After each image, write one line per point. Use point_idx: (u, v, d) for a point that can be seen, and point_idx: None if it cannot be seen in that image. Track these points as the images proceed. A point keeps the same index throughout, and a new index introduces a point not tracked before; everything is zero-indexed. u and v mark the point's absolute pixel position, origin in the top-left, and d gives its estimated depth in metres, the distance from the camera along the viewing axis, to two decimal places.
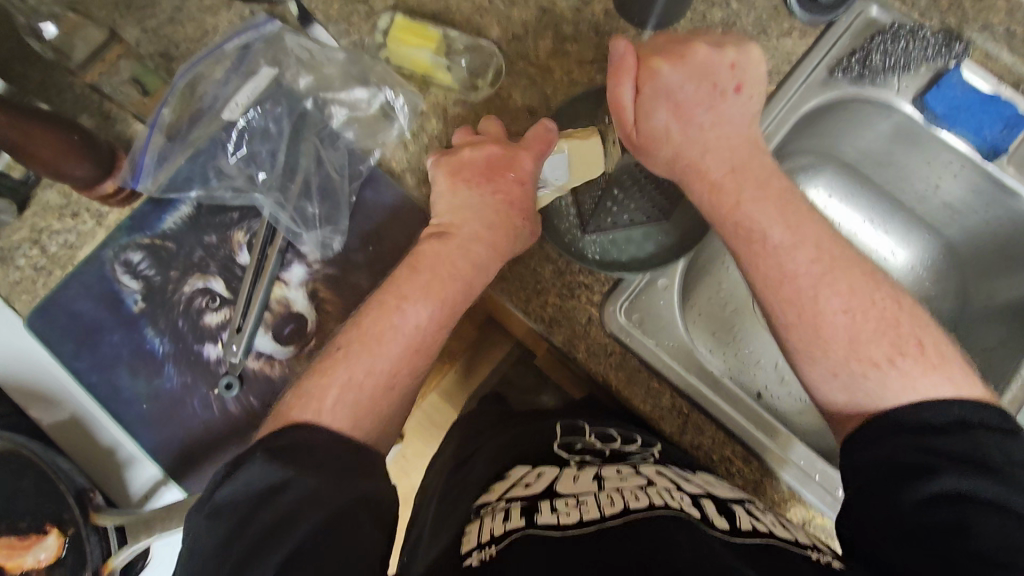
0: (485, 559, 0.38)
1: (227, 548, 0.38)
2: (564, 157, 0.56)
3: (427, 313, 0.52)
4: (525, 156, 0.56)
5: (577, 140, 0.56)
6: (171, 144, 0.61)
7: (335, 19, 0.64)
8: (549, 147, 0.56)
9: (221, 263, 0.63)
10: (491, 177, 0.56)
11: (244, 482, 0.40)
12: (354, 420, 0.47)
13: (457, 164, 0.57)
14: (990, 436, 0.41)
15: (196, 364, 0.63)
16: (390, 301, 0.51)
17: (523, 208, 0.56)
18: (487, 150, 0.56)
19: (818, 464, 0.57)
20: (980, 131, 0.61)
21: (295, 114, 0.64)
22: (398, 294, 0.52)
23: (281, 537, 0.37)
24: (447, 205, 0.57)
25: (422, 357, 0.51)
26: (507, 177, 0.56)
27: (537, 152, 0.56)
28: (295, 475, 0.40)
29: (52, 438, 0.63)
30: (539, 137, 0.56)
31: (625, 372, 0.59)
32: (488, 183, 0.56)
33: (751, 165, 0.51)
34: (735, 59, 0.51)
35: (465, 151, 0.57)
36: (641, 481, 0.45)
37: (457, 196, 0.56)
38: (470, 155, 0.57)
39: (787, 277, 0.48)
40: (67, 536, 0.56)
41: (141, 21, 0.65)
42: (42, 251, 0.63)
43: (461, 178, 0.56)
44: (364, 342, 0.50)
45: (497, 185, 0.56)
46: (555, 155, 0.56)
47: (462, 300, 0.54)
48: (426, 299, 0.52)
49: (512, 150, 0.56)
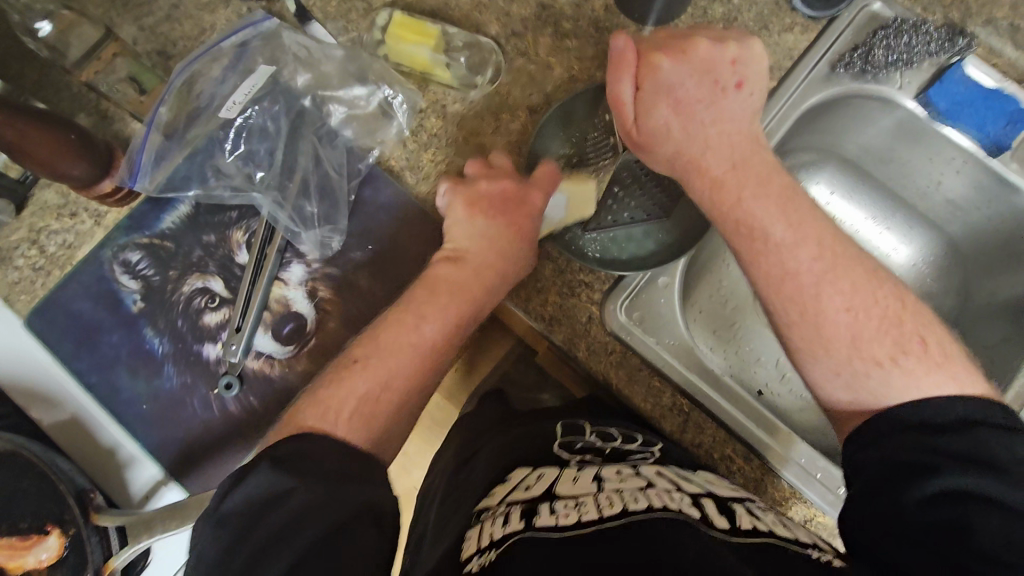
0: (484, 564, 0.38)
1: (228, 558, 0.38)
2: (560, 199, 0.59)
3: (443, 334, 0.52)
4: (538, 193, 0.56)
5: (574, 182, 0.59)
6: (168, 142, 0.60)
7: (333, 16, 0.64)
8: (554, 185, 0.57)
9: (219, 263, 0.63)
10: (505, 211, 0.56)
11: (248, 488, 0.40)
12: (368, 429, 0.48)
13: (472, 194, 0.57)
14: (993, 434, 0.40)
15: (196, 364, 0.63)
16: (405, 316, 0.52)
17: (535, 237, 0.56)
18: (503, 185, 0.57)
19: (820, 462, 0.57)
20: (984, 127, 0.61)
21: (292, 112, 0.63)
22: (414, 311, 0.52)
23: (284, 541, 0.37)
24: (464, 233, 0.57)
25: (422, 358, 0.51)
26: (521, 212, 0.56)
27: (547, 189, 0.57)
28: (300, 482, 0.40)
29: (53, 438, 0.63)
30: (547, 175, 0.57)
31: (625, 370, 0.59)
32: (503, 217, 0.56)
33: (753, 162, 0.51)
34: (736, 55, 0.51)
35: (481, 184, 0.57)
36: (640, 482, 0.45)
37: (473, 226, 0.56)
38: (486, 188, 0.57)
39: (790, 274, 0.48)
40: (67, 537, 0.56)
41: (138, 19, 0.64)
42: (41, 251, 0.63)
43: (477, 211, 0.56)
44: (365, 344, 0.50)
45: (511, 219, 0.56)
46: (556, 195, 0.58)
47: (474, 321, 0.54)
48: (443, 320, 0.52)
49: (526, 188, 0.56)
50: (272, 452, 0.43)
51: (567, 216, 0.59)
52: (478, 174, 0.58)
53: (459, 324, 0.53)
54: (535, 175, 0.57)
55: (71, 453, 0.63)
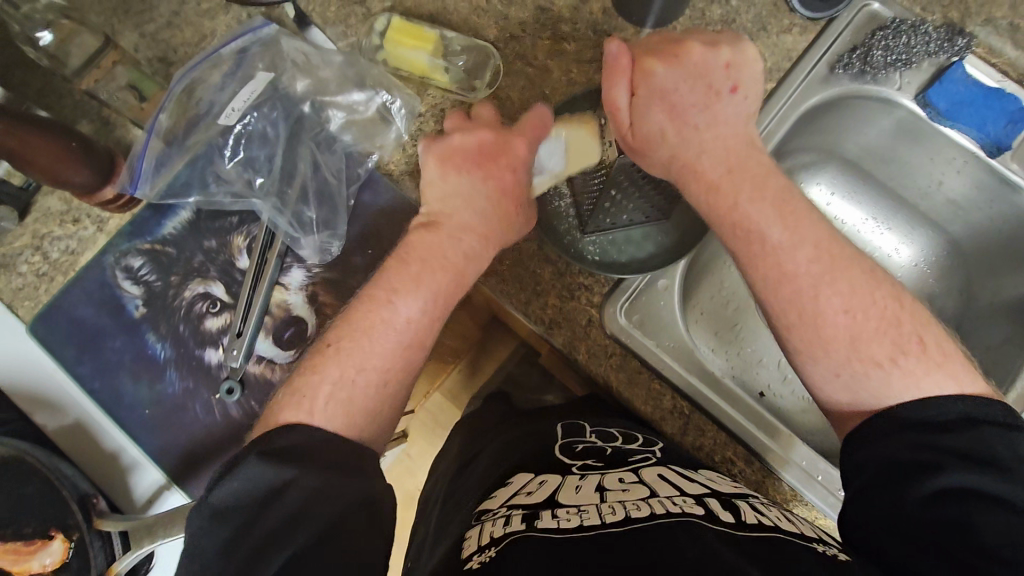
0: (485, 561, 0.38)
1: (230, 551, 0.38)
2: (558, 145, 0.58)
3: (419, 309, 0.51)
4: (520, 141, 0.56)
5: (572, 126, 0.58)
6: (169, 149, 0.60)
7: (333, 21, 0.64)
8: (540, 133, 0.57)
9: (221, 268, 0.63)
10: (483, 162, 0.56)
11: (244, 480, 0.40)
12: (347, 419, 0.47)
13: (448, 149, 0.56)
14: (994, 432, 0.40)
15: (198, 369, 0.63)
16: (380, 294, 0.51)
17: (515, 187, 0.56)
18: (480, 136, 0.56)
19: (820, 464, 0.57)
20: (983, 127, 0.61)
21: (291, 118, 0.64)
22: (387, 287, 0.52)
23: (287, 535, 0.38)
24: (436, 193, 0.56)
25: (416, 347, 0.51)
26: (499, 164, 0.56)
27: (531, 136, 0.57)
28: (296, 474, 0.40)
29: (56, 443, 0.64)
30: (535, 124, 0.57)
31: (625, 373, 0.59)
32: (479, 169, 0.56)
33: (748, 164, 0.51)
34: (729, 58, 0.51)
35: (455, 138, 0.56)
36: (643, 491, 0.44)
37: (447, 183, 0.56)
38: (461, 141, 0.56)
39: (787, 277, 0.48)
40: (71, 541, 0.57)
41: (139, 26, 0.65)
42: (44, 257, 0.64)
43: (451, 165, 0.56)
44: (354, 337, 0.50)
45: (488, 171, 0.56)
46: (552, 141, 0.58)
47: (454, 290, 0.53)
48: (415, 292, 0.51)
49: (506, 137, 0.56)
50: (269, 444, 0.42)
51: (567, 164, 0.58)
52: (456, 127, 0.57)
53: (437, 295, 0.52)
54: (521, 124, 0.57)
55: (74, 457, 0.64)
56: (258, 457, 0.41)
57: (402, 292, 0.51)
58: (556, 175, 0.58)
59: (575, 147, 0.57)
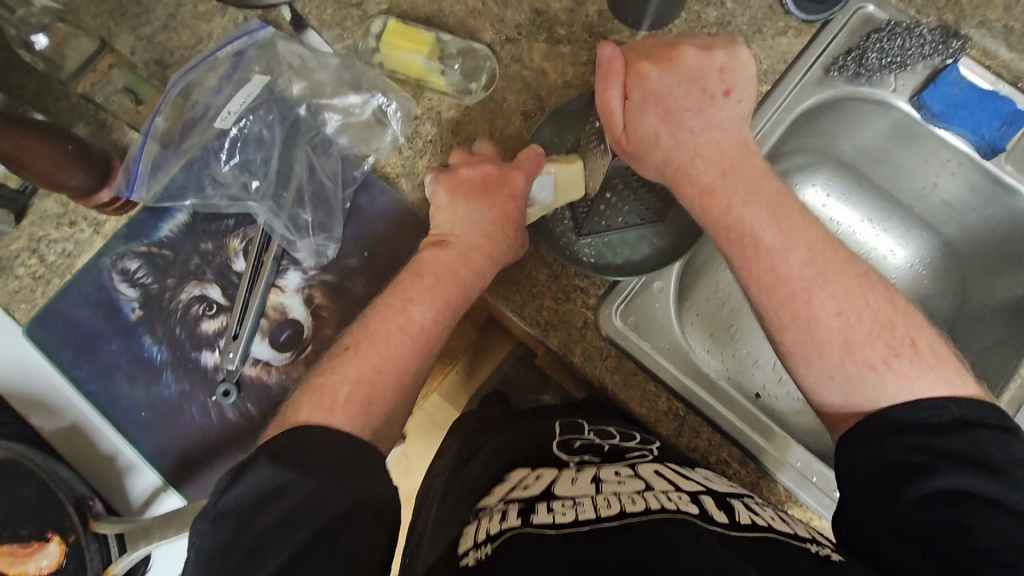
0: (481, 558, 0.38)
1: (227, 554, 0.38)
2: (549, 178, 0.57)
3: (431, 315, 0.52)
4: (520, 175, 0.56)
5: (564, 165, 0.57)
6: (165, 152, 0.61)
7: (329, 24, 0.64)
8: (538, 167, 0.57)
9: (217, 270, 0.64)
10: (486, 194, 0.56)
11: (248, 483, 0.40)
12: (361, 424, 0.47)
13: (454, 180, 0.57)
14: (988, 434, 0.40)
15: (194, 371, 0.63)
16: (396, 302, 0.52)
17: (518, 217, 0.56)
18: (485, 169, 0.57)
19: (815, 466, 0.57)
20: (978, 129, 0.61)
21: (288, 121, 0.64)
22: (402, 295, 0.53)
23: (284, 533, 0.38)
24: (447, 218, 0.57)
25: (415, 347, 0.51)
26: (500, 194, 0.56)
27: (529, 170, 0.56)
28: (295, 479, 0.40)
29: (53, 445, 0.64)
30: (531, 158, 0.57)
31: (621, 375, 0.59)
32: (484, 199, 0.56)
33: (742, 168, 0.51)
34: (723, 62, 0.51)
35: (462, 170, 0.57)
36: (638, 485, 0.45)
37: (455, 211, 0.56)
38: (468, 173, 0.57)
39: (782, 280, 0.48)
40: (67, 543, 0.57)
41: (135, 29, 0.65)
42: (41, 260, 0.64)
43: (458, 194, 0.56)
44: (362, 339, 0.51)
45: (493, 201, 0.56)
46: (543, 176, 0.57)
47: (464, 305, 0.54)
48: (429, 302, 0.53)
49: (507, 169, 0.56)
50: (268, 446, 0.43)
51: (557, 197, 0.58)
52: (461, 162, 0.58)
53: (447, 307, 0.53)
54: (520, 158, 0.57)
55: (70, 459, 0.64)
56: (263, 459, 0.41)
57: None
58: (546, 207, 0.58)
59: (566, 180, 0.57)
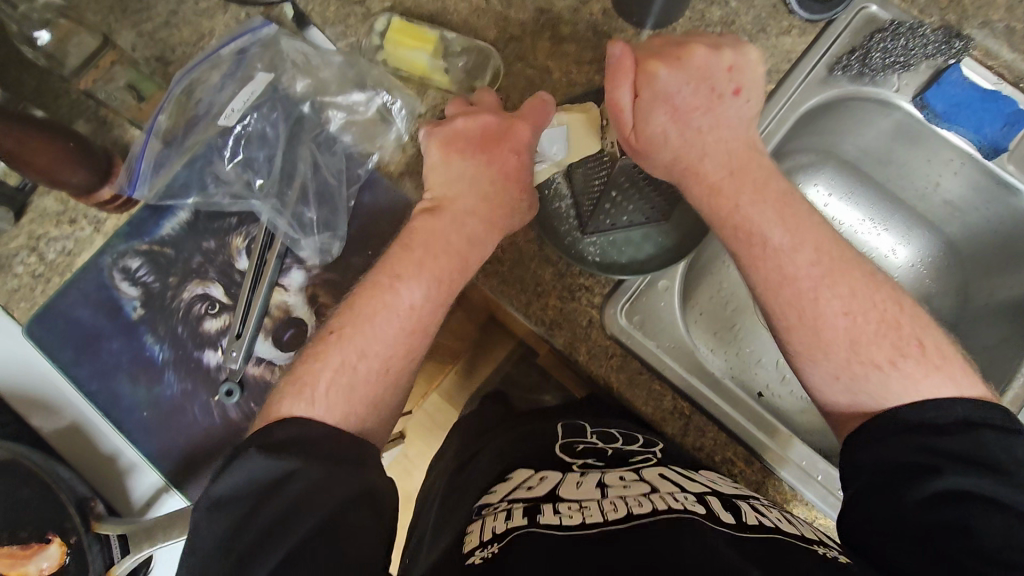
0: (488, 557, 0.38)
1: (230, 542, 0.38)
2: (561, 131, 0.58)
3: (422, 293, 0.51)
4: (524, 126, 0.55)
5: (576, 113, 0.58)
6: (167, 150, 0.60)
7: (332, 21, 0.64)
8: (545, 118, 0.56)
9: (219, 269, 0.63)
10: (485, 147, 0.55)
11: (240, 476, 0.40)
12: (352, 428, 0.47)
13: (450, 134, 0.56)
14: (994, 436, 0.40)
15: (196, 371, 0.63)
16: (384, 280, 0.51)
17: (521, 172, 0.55)
18: (484, 120, 0.55)
19: (820, 464, 0.57)
20: (980, 129, 0.61)
21: (291, 119, 0.63)
22: (388, 273, 0.51)
23: (286, 528, 0.37)
24: (441, 177, 0.56)
25: (418, 332, 0.51)
26: (502, 147, 0.55)
27: (534, 123, 0.56)
28: (301, 466, 0.40)
29: (53, 445, 0.63)
30: (537, 109, 0.56)
31: (626, 373, 0.59)
32: (483, 153, 0.55)
33: (750, 167, 0.51)
34: (732, 61, 0.51)
35: (458, 122, 0.56)
36: (644, 488, 0.45)
37: (450, 168, 0.56)
38: (464, 126, 0.56)
39: (788, 280, 0.48)
40: (68, 546, 0.56)
41: (136, 25, 0.64)
42: (40, 258, 0.63)
43: (453, 150, 0.55)
44: (358, 325, 0.50)
45: (493, 155, 0.55)
46: (554, 128, 0.57)
47: (457, 276, 0.53)
48: (421, 277, 0.51)
49: (508, 121, 0.55)
50: (273, 437, 0.42)
51: (570, 152, 0.58)
52: (458, 112, 0.56)
53: (439, 279, 0.52)
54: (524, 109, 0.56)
55: (70, 461, 0.64)
56: (262, 455, 0.41)
57: (406, 277, 0.51)
58: (557, 162, 0.58)
59: (577, 134, 0.58)
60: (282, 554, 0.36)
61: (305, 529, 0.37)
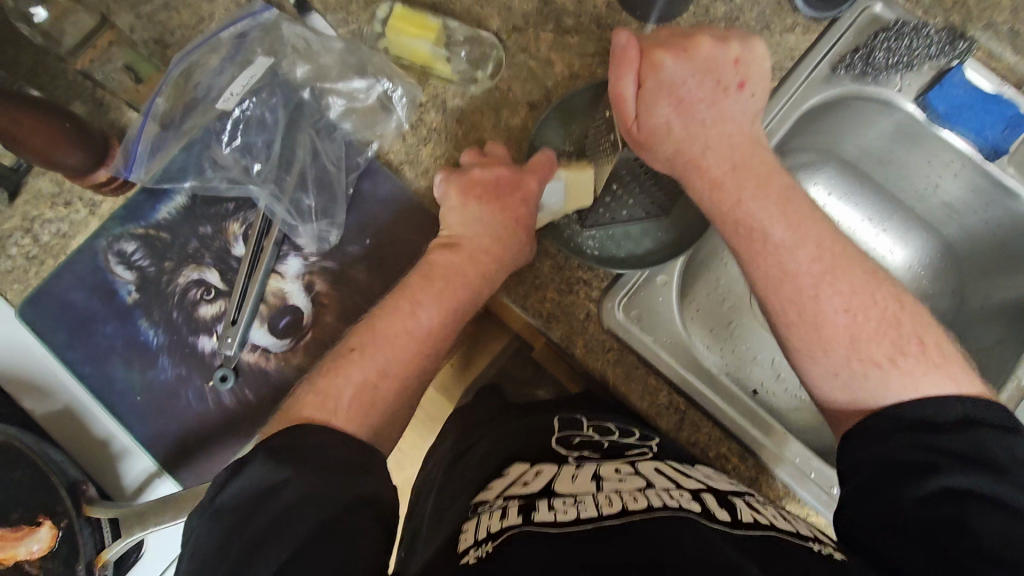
0: (482, 557, 0.37)
1: (225, 548, 0.37)
2: (559, 185, 0.58)
3: (435, 310, 0.52)
4: (534, 180, 0.56)
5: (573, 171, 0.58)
6: (164, 133, 0.60)
7: (334, 7, 0.63)
8: (550, 173, 0.57)
9: (215, 254, 0.63)
10: (498, 197, 0.56)
11: (246, 481, 0.40)
12: (347, 419, 0.47)
13: (466, 180, 0.57)
14: (991, 435, 0.40)
15: (191, 356, 0.62)
16: (403, 306, 0.52)
17: (528, 222, 0.56)
18: (498, 171, 0.57)
19: (814, 462, 0.57)
20: (982, 131, 0.61)
21: (291, 104, 0.62)
22: (410, 298, 0.52)
23: (285, 529, 0.37)
24: (457, 219, 0.57)
25: (421, 348, 0.52)
26: (514, 198, 0.56)
27: (543, 175, 0.57)
28: (293, 475, 0.40)
29: (45, 428, 0.63)
30: (545, 164, 0.57)
31: (623, 368, 0.58)
32: (496, 202, 0.56)
33: (752, 163, 0.51)
34: (739, 54, 0.51)
35: (475, 171, 0.57)
36: (640, 482, 0.45)
37: (467, 212, 0.57)
38: (481, 174, 0.57)
39: (789, 276, 0.48)
40: (59, 528, 0.56)
41: (135, 7, 0.63)
42: (34, 240, 0.63)
43: (470, 195, 0.56)
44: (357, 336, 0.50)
45: (504, 204, 0.56)
46: (553, 182, 0.58)
47: (466, 297, 0.54)
48: (431, 288, 0.52)
49: (521, 173, 0.56)
50: (265, 445, 0.42)
51: (565, 205, 0.58)
52: (473, 161, 0.58)
53: (450, 304, 0.53)
54: (533, 163, 0.57)
55: (62, 444, 0.63)
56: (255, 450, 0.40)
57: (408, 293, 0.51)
58: (556, 213, 0.59)
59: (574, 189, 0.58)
60: (282, 554, 0.35)
61: (304, 530, 0.36)
